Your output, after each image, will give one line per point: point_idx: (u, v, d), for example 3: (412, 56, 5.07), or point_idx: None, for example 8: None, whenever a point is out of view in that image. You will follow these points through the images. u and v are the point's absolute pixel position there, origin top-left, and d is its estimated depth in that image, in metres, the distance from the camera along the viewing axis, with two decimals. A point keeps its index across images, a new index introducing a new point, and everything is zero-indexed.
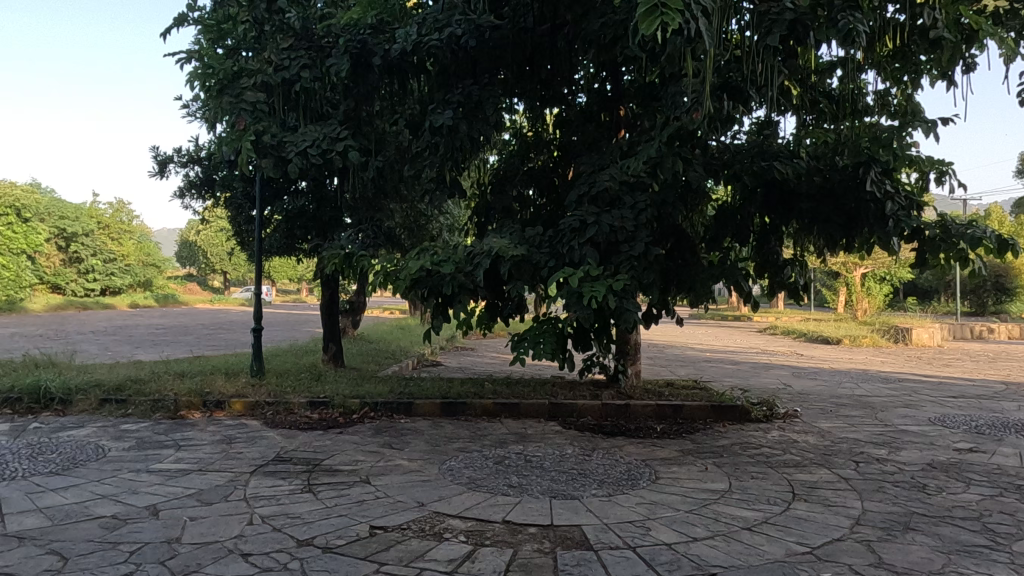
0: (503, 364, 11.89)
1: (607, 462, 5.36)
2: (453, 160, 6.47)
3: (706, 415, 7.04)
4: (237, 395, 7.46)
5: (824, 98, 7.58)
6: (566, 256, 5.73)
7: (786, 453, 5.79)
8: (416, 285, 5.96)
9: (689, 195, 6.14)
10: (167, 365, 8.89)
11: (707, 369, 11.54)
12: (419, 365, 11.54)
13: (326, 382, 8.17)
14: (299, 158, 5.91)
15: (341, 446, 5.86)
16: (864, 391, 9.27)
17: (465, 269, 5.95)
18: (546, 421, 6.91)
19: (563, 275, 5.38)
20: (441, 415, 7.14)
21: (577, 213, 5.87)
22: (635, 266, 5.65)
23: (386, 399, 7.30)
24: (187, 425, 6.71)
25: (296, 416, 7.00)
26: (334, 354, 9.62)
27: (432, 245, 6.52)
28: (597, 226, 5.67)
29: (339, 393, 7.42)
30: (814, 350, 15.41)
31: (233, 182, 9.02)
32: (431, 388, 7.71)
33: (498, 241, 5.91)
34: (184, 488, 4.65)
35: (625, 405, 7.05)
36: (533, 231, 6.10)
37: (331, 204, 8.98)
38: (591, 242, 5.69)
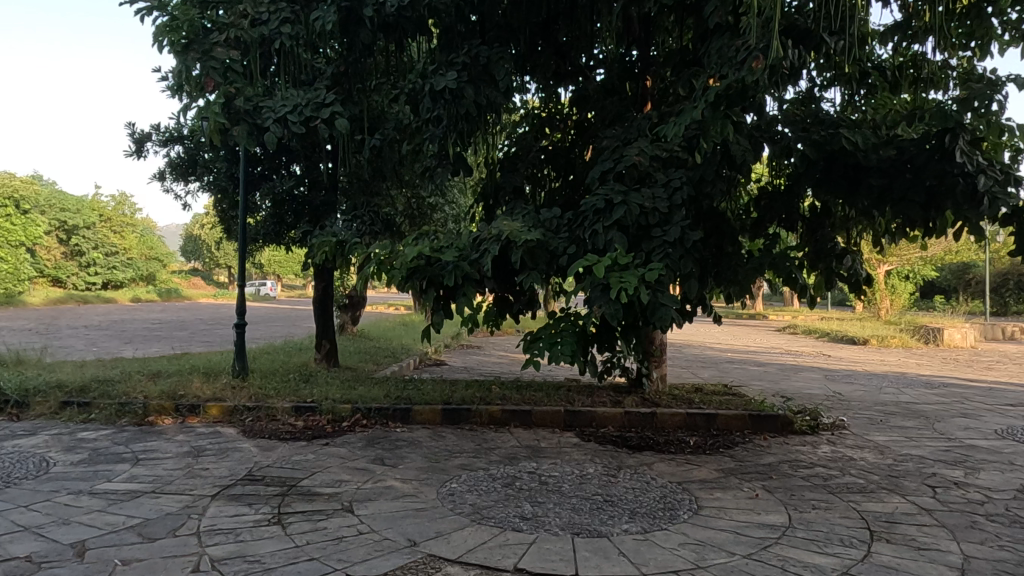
0: (511, 364, 11.06)
1: (636, 485, 4.52)
2: (458, 131, 5.63)
3: (743, 426, 6.21)
4: (214, 398, 6.65)
5: (876, 71, 6.71)
6: (589, 241, 4.88)
7: (846, 474, 4.94)
8: (414, 275, 5.14)
9: (732, 171, 5.29)
10: (143, 364, 8.09)
11: (732, 371, 10.67)
12: (421, 365, 10.71)
13: (315, 384, 7.35)
14: (276, 125, 5.08)
15: (325, 462, 5.05)
16: (911, 398, 8.40)
17: (471, 256, 5.13)
18: (561, 431, 6.09)
19: (586, 263, 4.53)
20: (442, 424, 6.32)
21: (602, 191, 5.04)
22: (672, 253, 4.80)
23: (381, 405, 6.48)
24: (153, 434, 5.91)
25: (279, 423, 6.19)
26: (328, 353, 8.80)
27: (434, 229, 5.69)
28: (626, 206, 4.83)
29: (329, 398, 6.61)
30: (840, 350, 14.53)
31: (216, 163, 8.22)
32: (432, 392, 6.89)
33: (510, 223, 5.08)
34: (127, 517, 3.84)
35: (651, 414, 6.24)
36: (548, 213, 5.27)
37: (324, 189, 8.17)
38: (619, 225, 4.84)
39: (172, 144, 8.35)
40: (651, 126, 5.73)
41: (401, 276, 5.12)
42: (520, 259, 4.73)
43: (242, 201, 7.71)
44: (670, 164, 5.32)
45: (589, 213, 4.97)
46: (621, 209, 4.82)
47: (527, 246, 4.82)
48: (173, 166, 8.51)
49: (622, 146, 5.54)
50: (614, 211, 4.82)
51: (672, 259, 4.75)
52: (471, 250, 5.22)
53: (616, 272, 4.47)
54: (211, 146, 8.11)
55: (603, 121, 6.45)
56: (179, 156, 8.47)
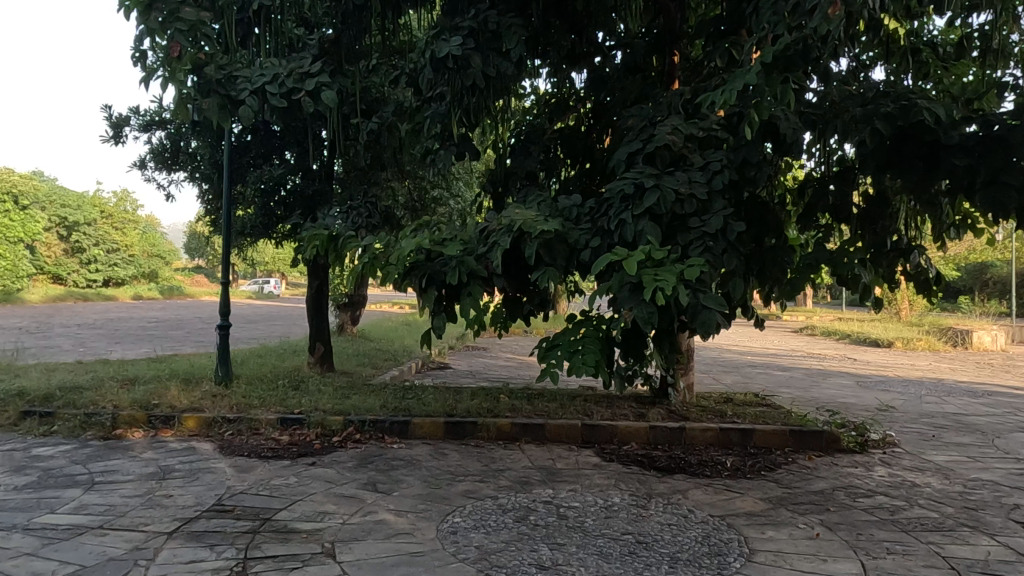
0: (520, 368, 10.37)
1: (673, 521, 3.83)
2: (463, 108, 4.95)
3: (783, 443, 5.52)
4: (192, 408, 5.98)
5: (927, 48, 6.00)
6: (616, 233, 4.19)
7: (914, 505, 4.23)
8: (412, 273, 4.47)
9: (779, 152, 4.61)
10: (120, 369, 7.42)
11: (756, 377, 9.96)
12: (423, 369, 10.03)
13: (306, 392, 6.68)
14: (253, 99, 4.40)
15: (309, 487, 4.38)
16: (958, 409, 7.68)
17: (478, 250, 4.46)
18: (579, 449, 5.41)
19: (615, 257, 3.84)
20: (445, 439, 5.64)
21: (630, 174, 4.35)
22: (712, 247, 4.10)
23: (376, 417, 5.80)
24: (118, 450, 5.23)
25: (262, 438, 5.52)
26: (322, 357, 8.11)
27: (437, 220, 5.02)
28: (659, 192, 4.14)
29: (318, 408, 5.93)
30: (865, 354, 13.81)
31: (200, 148, 7.55)
32: (434, 402, 6.20)
33: (522, 212, 4.40)
34: (60, 564, 3.17)
35: (680, 429, 5.56)
36: (567, 200, 4.58)
37: (318, 176, 7.50)
38: (650, 214, 4.16)
39: (154, 129, 7.64)
40: (684, 103, 5.04)
41: (397, 273, 4.45)
42: (535, 254, 4.05)
43: (226, 191, 7.06)
44: (706, 146, 4.65)
45: (616, 200, 4.28)
46: (654, 195, 4.13)
47: (543, 238, 4.14)
48: (155, 154, 7.84)
49: (651, 125, 4.86)
50: (645, 198, 4.13)
51: (714, 255, 4.06)
52: (478, 244, 4.55)
53: (648, 268, 3.78)
54: (194, 130, 7.44)
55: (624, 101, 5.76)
56: (161, 142, 7.77)
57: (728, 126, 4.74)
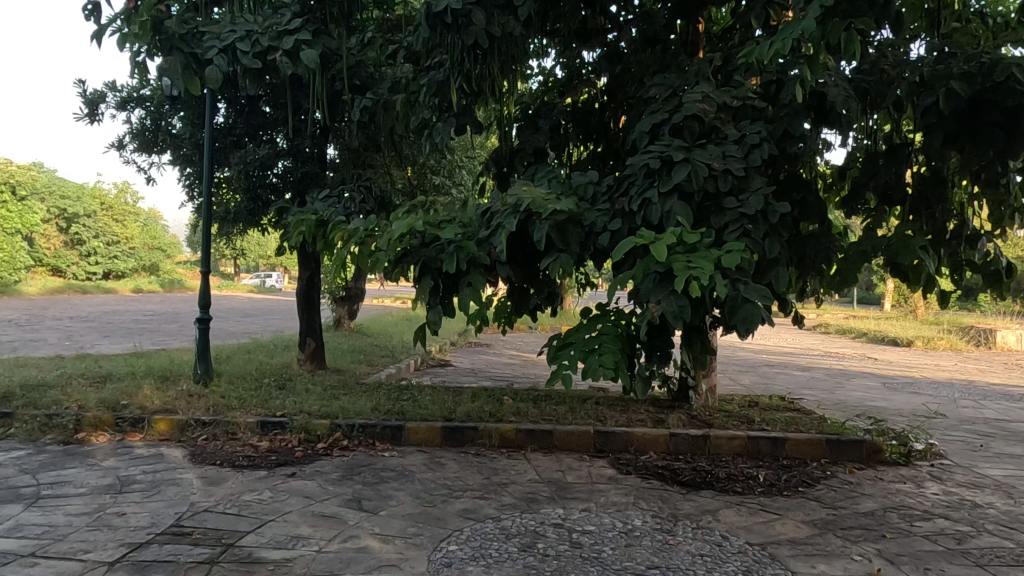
0: (525, 366, 9.81)
1: (706, 551, 3.26)
2: (463, 74, 4.38)
3: (818, 453, 4.97)
4: (164, 409, 5.42)
5: (978, 17, 5.41)
6: (639, 214, 3.62)
7: (984, 532, 3.65)
8: (405, 260, 3.93)
9: (824, 126, 4.04)
10: (94, 365, 6.88)
11: (776, 377, 9.38)
12: (423, 366, 9.47)
13: (292, 392, 6.13)
14: (222, 58, 3.83)
15: (284, 504, 3.82)
16: (1000, 414, 7.09)
17: (480, 234, 3.89)
18: (591, 459, 4.86)
19: (641, 240, 3.27)
20: (442, 446, 5.09)
21: (655, 146, 3.78)
22: (752, 231, 3.54)
23: (366, 421, 5.25)
24: (77, 457, 4.67)
25: (239, 444, 4.96)
26: (313, 354, 7.56)
27: (434, 201, 4.45)
28: (690, 166, 3.57)
29: (303, 411, 5.38)
30: (886, 353, 13.20)
31: (183, 129, 6.95)
32: (431, 405, 5.64)
33: (531, 189, 3.83)
34: None
35: (703, 437, 5.01)
36: (582, 177, 4.01)
37: (310, 159, 6.91)
38: (679, 192, 3.59)
39: (132, 107, 7.03)
40: (713, 70, 4.47)
41: (388, 260, 3.90)
42: (545, 238, 3.48)
43: (206, 172, 6.50)
44: (740, 118, 4.08)
45: (639, 176, 3.71)
46: (684, 170, 3.56)
47: (555, 220, 3.57)
48: (133, 136, 7.25)
49: (678, 95, 4.29)
50: (674, 173, 3.56)
51: (753, 240, 3.49)
52: (479, 227, 3.98)
53: (680, 255, 3.21)
54: (177, 108, 6.87)
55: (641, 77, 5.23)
56: (141, 122, 7.13)
57: (766, 95, 4.17)
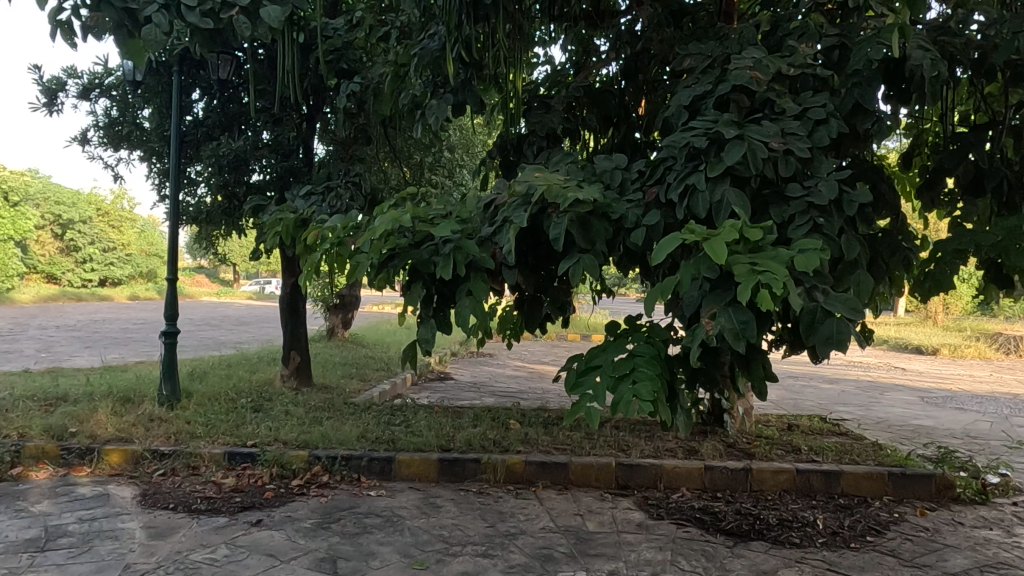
0: (530, 380, 9.07)
1: None
2: (461, 40, 3.66)
3: (879, 490, 4.24)
4: (118, 438, 4.70)
5: None
6: (681, 205, 2.90)
7: None
8: (390, 263, 3.19)
9: (900, 100, 3.33)
10: (51, 384, 6.16)
11: (804, 391, 8.62)
12: (420, 380, 8.73)
13: (269, 415, 5.40)
14: (164, 14, 3.09)
15: (240, 567, 3.09)
16: None
17: (482, 230, 3.17)
18: (612, 498, 4.13)
19: (690, 233, 2.53)
20: (437, 481, 4.37)
21: (699, 122, 3.06)
22: (823, 225, 2.80)
23: (351, 452, 4.52)
24: (5, 499, 3.93)
25: (200, 481, 4.23)
26: (298, 369, 6.83)
27: (426, 193, 3.73)
28: (745, 145, 2.85)
29: (278, 441, 4.66)
30: (913, 363, 12.43)
31: (153, 120, 6.20)
32: (426, 431, 4.91)
33: (545, 175, 3.11)
34: None
35: (743, 470, 4.29)
36: (606, 161, 3.29)
37: (292, 154, 6.20)
38: (731, 176, 2.87)
39: (95, 97, 6.29)
40: (759, 36, 3.75)
41: (370, 262, 3.17)
42: (564, 235, 2.76)
43: (172, 168, 5.76)
44: (798, 92, 3.36)
45: (679, 157, 2.99)
46: (738, 149, 2.83)
47: (577, 212, 2.85)
48: (97, 130, 6.53)
49: (721, 64, 3.56)
50: (725, 153, 2.83)
51: (827, 236, 2.75)
52: (481, 223, 3.26)
53: (742, 255, 2.47)
54: (145, 97, 6.16)
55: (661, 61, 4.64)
56: (106, 114, 6.38)
57: (827, 64, 3.44)
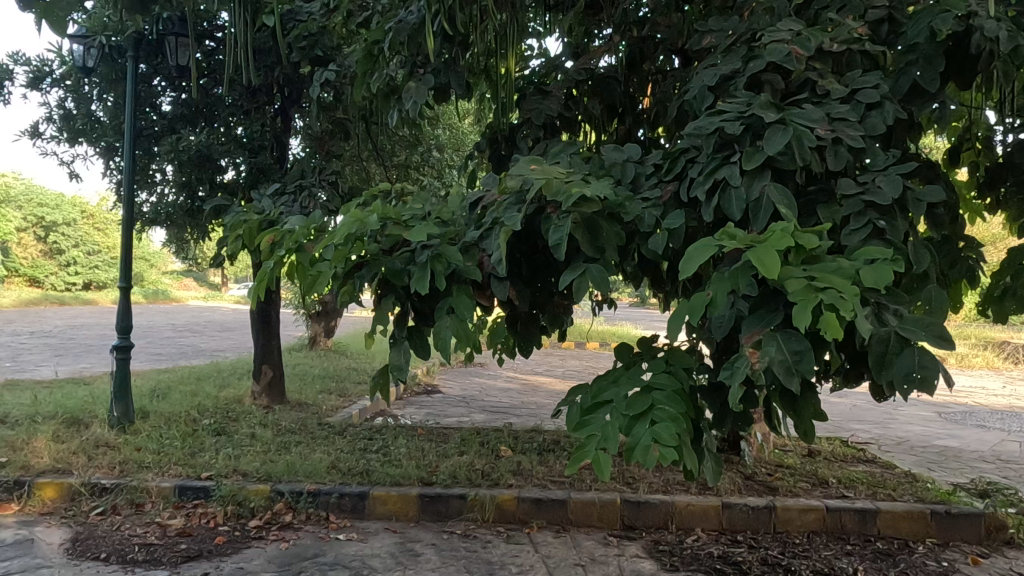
0: (523, 394, 8.54)
1: None
2: (444, 11, 3.12)
3: (920, 531, 3.73)
4: (55, 470, 4.13)
5: None
6: (709, 204, 2.37)
7: None
8: (357, 272, 2.64)
9: (960, 82, 2.83)
10: None
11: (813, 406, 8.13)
12: (405, 395, 8.17)
13: (232, 439, 4.85)
14: None
15: None
16: None
17: (467, 235, 2.63)
18: (616, 543, 3.60)
19: (727, 238, 2.00)
20: (417, 521, 3.84)
21: (730, 105, 2.53)
22: (887, 229, 2.28)
23: (319, 486, 3.97)
24: None
25: (142, 523, 3.67)
26: (269, 385, 6.27)
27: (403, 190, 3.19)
28: (789, 130, 2.33)
29: (238, 473, 4.11)
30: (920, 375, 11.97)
31: (109, 111, 5.63)
32: (406, 460, 4.36)
33: (543, 166, 2.58)
34: None
35: (766, 508, 3.77)
36: (617, 152, 2.76)
37: (263, 150, 5.66)
38: (771, 169, 2.34)
39: (46, 86, 5.71)
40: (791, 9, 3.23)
41: (332, 273, 2.63)
42: (565, 241, 2.24)
43: (128, 164, 5.20)
44: (843, 71, 2.84)
45: (706, 147, 2.46)
46: (781, 135, 2.31)
47: (581, 213, 2.33)
48: (49, 123, 5.95)
49: (748, 39, 3.04)
50: (766, 141, 2.30)
51: (892, 243, 2.22)
52: (465, 226, 2.72)
53: (794, 266, 1.95)
54: (100, 85, 5.59)
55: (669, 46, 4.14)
56: (59, 105, 5.81)
57: (875, 39, 2.93)
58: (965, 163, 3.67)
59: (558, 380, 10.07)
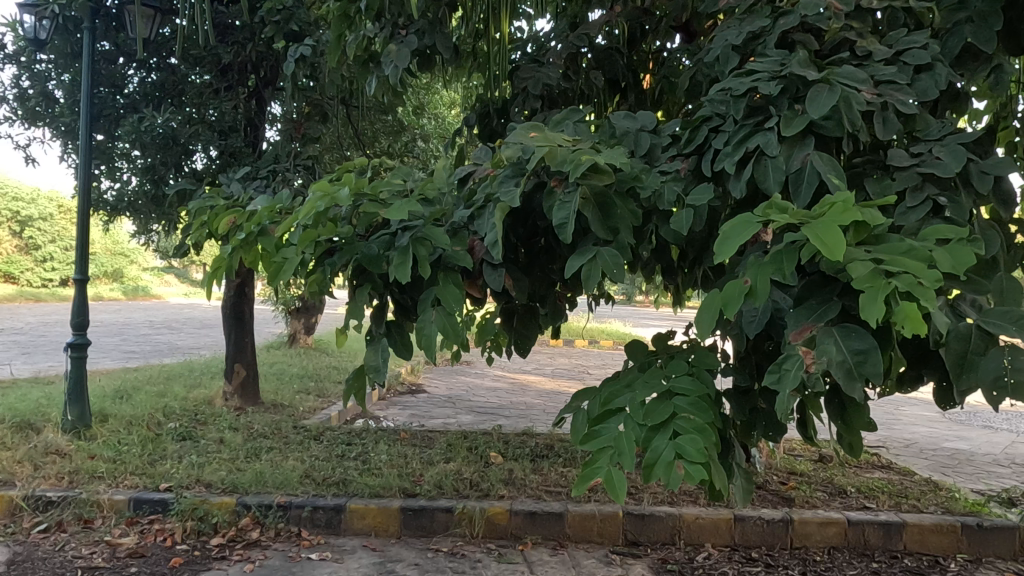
0: (512, 394, 8.20)
1: None
2: None
3: (949, 546, 3.42)
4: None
5: None
6: (741, 177, 2.02)
7: None
8: (328, 258, 2.28)
9: (1014, 46, 2.49)
10: None
11: None
12: (387, 395, 7.79)
13: (196, 445, 4.45)
14: None
15: None
16: None
17: (456, 214, 2.27)
18: (618, 562, 3.26)
19: (770, 215, 1.65)
20: (397, 538, 3.48)
21: (761, 65, 2.18)
22: (949, 206, 1.93)
23: (289, 499, 3.59)
24: None
25: (88, 543, 3.27)
26: (242, 385, 5.88)
27: (382, 167, 2.82)
28: (834, 89, 1.98)
29: (199, 485, 3.72)
30: None
31: (65, 89, 5.20)
32: (387, 468, 4.00)
33: (544, 132, 2.21)
34: None
35: (783, 522, 3.44)
36: (628, 120, 2.41)
37: (234, 133, 5.26)
38: (813, 136, 2.00)
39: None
40: None
41: (298, 260, 2.25)
42: (571, 221, 1.90)
43: (85, 146, 4.78)
44: (883, 32, 2.50)
45: (735, 112, 2.11)
46: (826, 96, 1.95)
47: (591, 185, 1.97)
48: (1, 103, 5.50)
49: None
50: (808, 102, 1.95)
51: (958, 222, 1.88)
52: (453, 205, 2.36)
53: (855, 247, 1.60)
54: (56, 60, 5.16)
55: (672, 21, 3.77)
56: (12, 83, 5.37)
57: None
58: (1001, 144, 3.35)
59: (547, 379, 9.74)
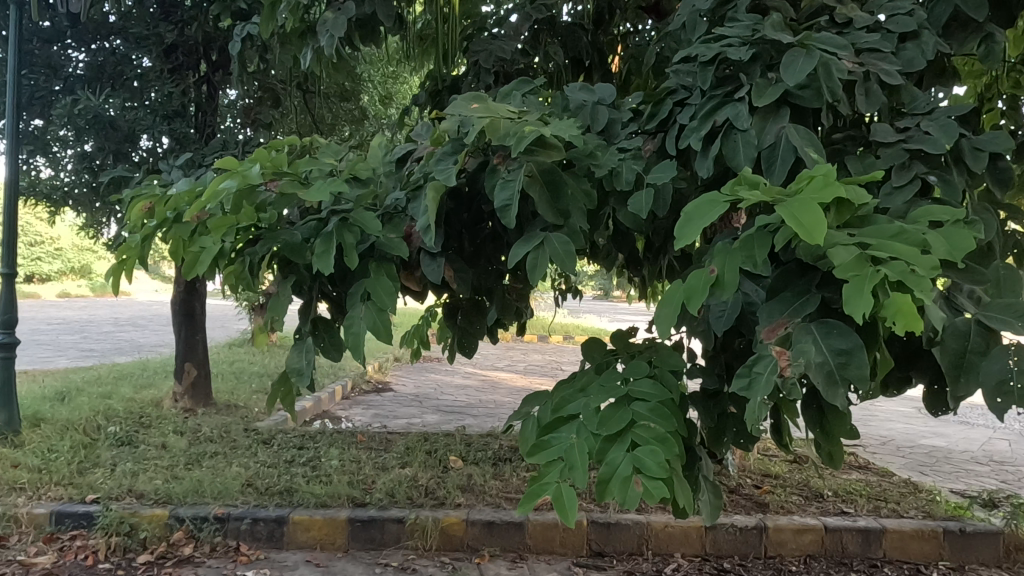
0: (482, 392, 7.94)
1: None
2: None
3: (929, 553, 3.24)
4: None
5: None
6: (708, 153, 1.80)
7: None
8: (247, 247, 2.01)
9: (1005, 16, 2.28)
10: None
11: None
12: (352, 394, 7.51)
13: (134, 451, 4.15)
14: None
15: None
16: None
17: (391, 197, 2.02)
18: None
19: (740, 192, 1.41)
20: (343, 551, 3.22)
21: (732, 29, 1.90)
22: (939, 186, 1.73)
23: (226, 509, 3.31)
24: None
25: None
26: (192, 385, 5.56)
27: (316, 146, 2.54)
28: (812, 54, 1.74)
29: (130, 496, 3.43)
30: None
31: None
32: (337, 475, 3.73)
33: (487, 102, 1.94)
34: None
35: (757, 529, 3.23)
36: (584, 92, 2.16)
37: (177, 118, 4.94)
38: (788, 107, 1.77)
39: None
40: None
41: (216, 249, 1.98)
42: (515, 202, 1.67)
43: (14, 130, 4.45)
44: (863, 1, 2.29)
45: (702, 81, 1.87)
46: (802, 62, 1.71)
47: (538, 162, 1.73)
48: None
49: None
50: (783, 69, 1.72)
51: (951, 204, 1.67)
52: (390, 186, 2.10)
53: (837, 230, 1.37)
54: None
55: None
56: None
57: None
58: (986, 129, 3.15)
59: (520, 376, 9.50)
